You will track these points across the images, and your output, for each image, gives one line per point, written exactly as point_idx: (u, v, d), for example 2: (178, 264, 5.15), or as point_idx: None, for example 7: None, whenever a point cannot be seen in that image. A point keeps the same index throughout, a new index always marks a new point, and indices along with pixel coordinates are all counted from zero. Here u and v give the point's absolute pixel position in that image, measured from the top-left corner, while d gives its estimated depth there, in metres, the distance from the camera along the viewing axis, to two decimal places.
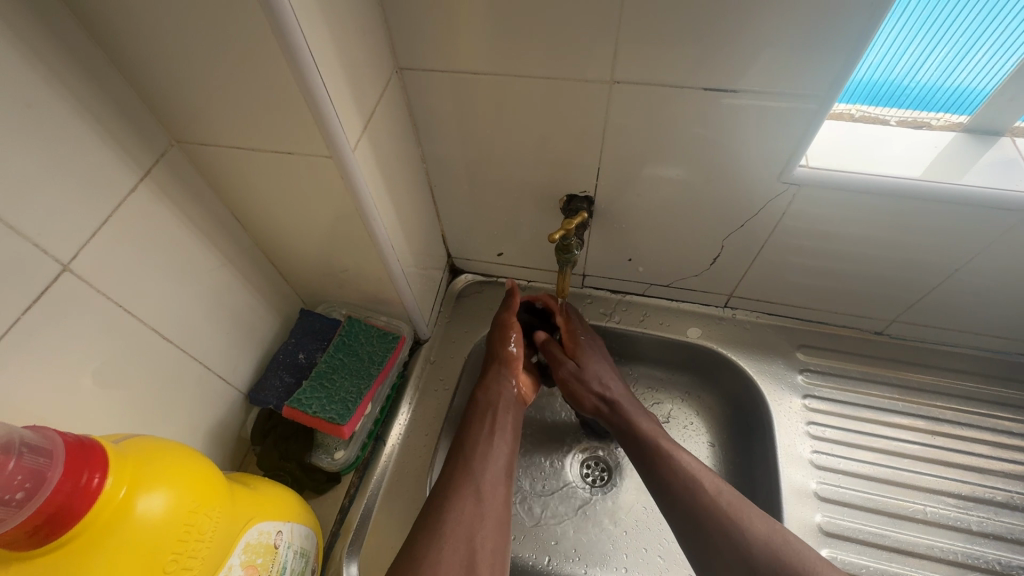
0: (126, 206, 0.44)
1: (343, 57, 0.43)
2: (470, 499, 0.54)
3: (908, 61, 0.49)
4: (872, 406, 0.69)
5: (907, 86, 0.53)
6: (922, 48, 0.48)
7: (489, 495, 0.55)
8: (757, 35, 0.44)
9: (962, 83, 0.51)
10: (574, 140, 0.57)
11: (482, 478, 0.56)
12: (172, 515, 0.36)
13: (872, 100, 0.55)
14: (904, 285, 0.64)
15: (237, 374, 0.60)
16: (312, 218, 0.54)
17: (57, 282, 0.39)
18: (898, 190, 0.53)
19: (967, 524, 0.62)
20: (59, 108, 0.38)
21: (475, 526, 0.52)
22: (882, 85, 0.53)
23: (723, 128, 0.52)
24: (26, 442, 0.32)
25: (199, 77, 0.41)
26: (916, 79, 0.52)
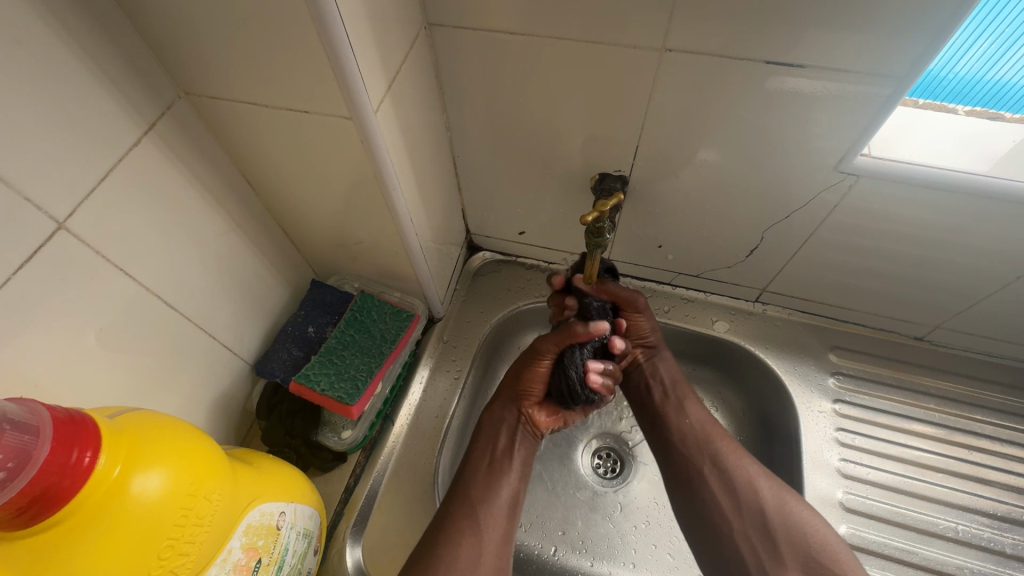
0: (127, 162, 0.40)
1: (371, 9, 0.39)
2: (468, 539, 0.53)
3: (947, 52, 0.44)
4: (905, 415, 0.65)
5: (945, 77, 0.48)
6: (964, 39, 0.43)
7: (490, 525, 0.54)
8: (838, 5, 0.39)
9: (1006, 77, 0.46)
10: (614, 114, 0.52)
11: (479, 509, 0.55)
12: (170, 496, 0.34)
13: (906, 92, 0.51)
14: (955, 291, 0.59)
15: (243, 344, 0.57)
16: (328, 184, 0.50)
17: (50, 241, 0.36)
18: (966, 188, 0.48)
19: (1000, 545, 0.59)
20: (54, 47, 0.34)
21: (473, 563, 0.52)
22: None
23: (779, 109, 0.47)
24: (9, 417, 0.29)
25: (208, 20, 0.37)
26: (953, 70, 0.46)
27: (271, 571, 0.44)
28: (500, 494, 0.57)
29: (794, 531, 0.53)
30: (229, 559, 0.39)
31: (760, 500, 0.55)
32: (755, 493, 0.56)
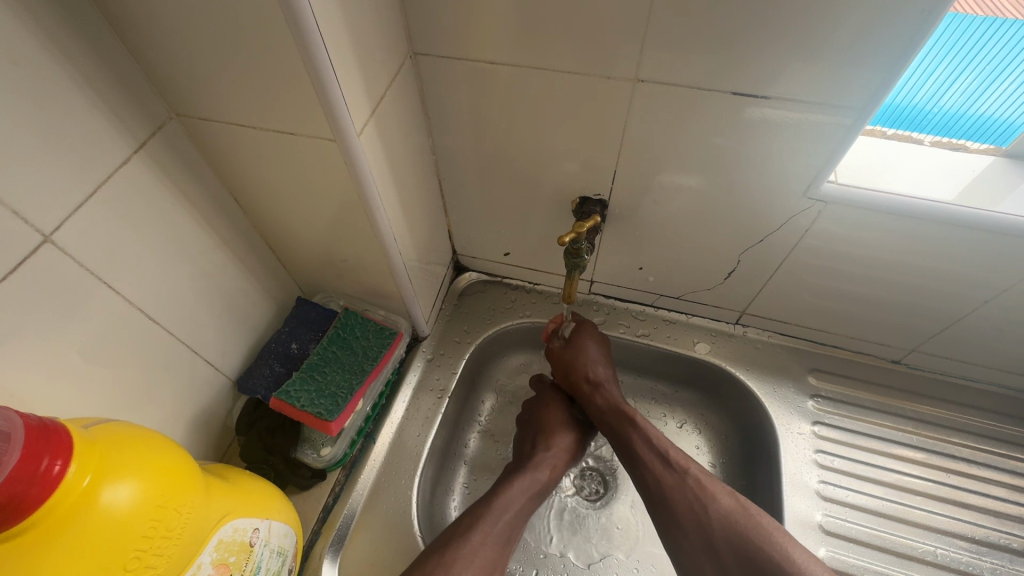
0: (116, 179, 0.42)
1: (356, 39, 0.41)
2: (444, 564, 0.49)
3: (933, 85, 0.48)
4: (882, 437, 0.66)
5: (931, 110, 0.51)
6: (947, 73, 0.46)
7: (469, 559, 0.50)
8: (792, 41, 0.41)
9: (989, 111, 0.49)
10: (592, 139, 0.54)
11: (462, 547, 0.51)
12: (140, 508, 0.34)
13: (893, 122, 0.54)
14: (925, 315, 0.61)
15: (226, 360, 0.58)
16: (313, 204, 0.52)
17: (36, 254, 0.37)
18: (932, 213, 0.50)
19: (978, 569, 0.59)
20: (50, 70, 0.36)
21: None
22: (900, 107, 0.52)
23: (744, 137, 0.49)
24: None
25: (198, 45, 0.39)
26: (939, 104, 0.50)
27: None
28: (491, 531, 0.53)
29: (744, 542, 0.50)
30: (198, 575, 0.39)
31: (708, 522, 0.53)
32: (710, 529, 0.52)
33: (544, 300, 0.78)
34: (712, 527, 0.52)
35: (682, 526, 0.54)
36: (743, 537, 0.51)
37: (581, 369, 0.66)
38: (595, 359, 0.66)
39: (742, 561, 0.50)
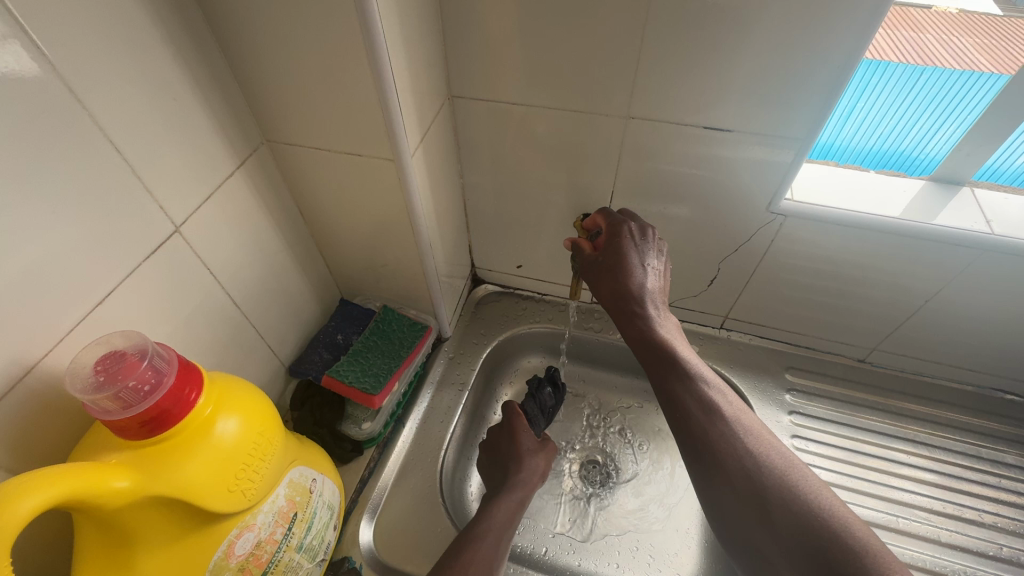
0: (223, 187, 0.53)
1: (414, 84, 0.53)
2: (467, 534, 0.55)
3: (920, 131, 0.60)
4: (851, 424, 0.75)
5: (918, 153, 0.63)
6: (930, 121, 0.59)
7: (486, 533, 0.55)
8: (749, 88, 0.54)
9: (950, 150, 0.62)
10: (594, 165, 0.66)
11: (481, 523, 0.56)
12: (243, 438, 0.42)
13: (886, 166, 0.65)
14: (881, 314, 0.71)
15: (282, 347, 0.67)
16: (365, 214, 0.63)
17: (168, 240, 0.48)
18: (871, 224, 0.61)
19: (937, 535, 0.66)
20: (191, 104, 0.48)
21: (470, 546, 0.53)
22: (890, 153, 0.64)
23: (717, 164, 0.61)
24: (156, 352, 0.40)
25: (296, 86, 0.51)
26: (926, 147, 0.62)
27: (303, 528, 0.52)
28: (500, 516, 0.58)
29: (793, 492, 0.45)
30: (275, 503, 0.47)
31: (758, 467, 0.47)
32: (759, 479, 0.46)
33: (551, 307, 0.88)
34: (757, 477, 0.46)
35: (729, 475, 0.47)
36: (763, 475, 0.46)
37: (619, 278, 0.57)
38: (640, 267, 0.57)
39: (794, 518, 0.43)
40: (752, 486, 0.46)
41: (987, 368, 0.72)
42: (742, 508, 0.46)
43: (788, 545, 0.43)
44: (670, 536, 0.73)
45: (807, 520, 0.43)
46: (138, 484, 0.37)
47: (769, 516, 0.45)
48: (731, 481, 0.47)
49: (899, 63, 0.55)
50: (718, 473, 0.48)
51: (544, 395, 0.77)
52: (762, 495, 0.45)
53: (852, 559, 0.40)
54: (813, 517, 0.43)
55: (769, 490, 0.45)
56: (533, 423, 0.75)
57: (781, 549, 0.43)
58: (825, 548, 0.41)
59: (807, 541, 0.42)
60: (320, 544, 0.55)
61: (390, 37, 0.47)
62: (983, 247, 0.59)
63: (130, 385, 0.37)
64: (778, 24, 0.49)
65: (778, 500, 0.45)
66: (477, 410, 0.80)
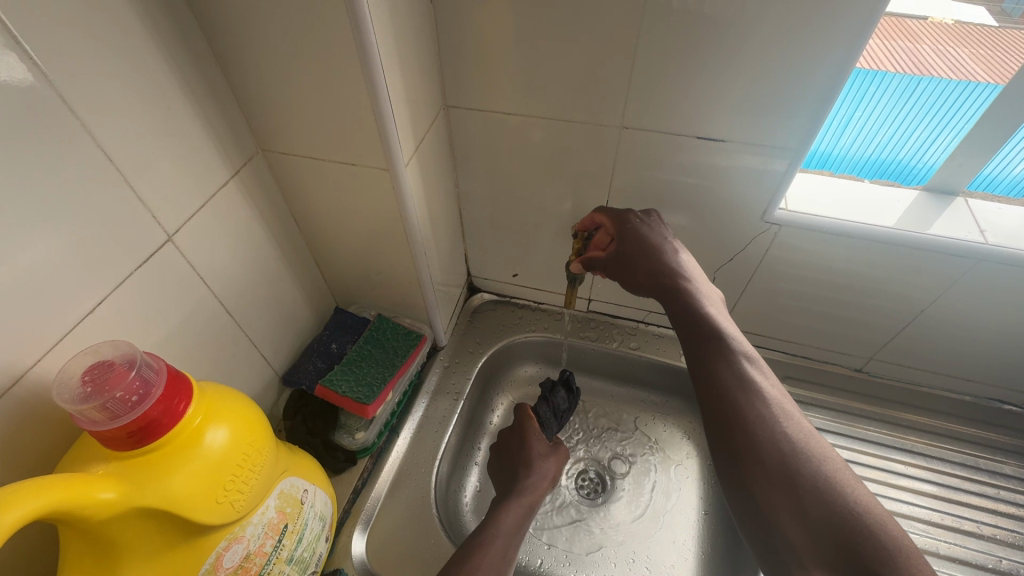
0: (217, 196, 0.53)
1: (408, 95, 0.54)
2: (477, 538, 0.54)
3: (917, 141, 0.61)
4: (849, 435, 0.74)
5: (916, 163, 0.63)
6: (927, 130, 0.59)
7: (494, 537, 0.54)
8: (742, 98, 0.54)
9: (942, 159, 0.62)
10: (589, 174, 0.66)
11: (490, 527, 0.55)
12: (233, 449, 0.42)
13: (885, 175, 0.65)
14: (877, 324, 0.71)
15: (276, 356, 0.67)
16: (360, 223, 0.63)
17: (161, 249, 0.48)
18: (866, 234, 0.61)
19: (936, 547, 0.66)
20: (186, 114, 0.48)
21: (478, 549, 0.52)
22: (889, 162, 0.64)
23: (711, 173, 0.61)
24: (145, 362, 0.40)
25: (291, 95, 0.51)
26: (924, 157, 0.62)
27: (293, 540, 0.51)
28: (509, 520, 0.57)
29: (826, 483, 0.43)
30: (265, 515, 0.47)
31: (793, 454, 0.45)
32: (794, 468, 0.44)
33: (548, 316, 0.88)
34: (792, 464, 0.44)
35: (764, 462, 0.45)
36: (799, 459, 0.44)
37: (648, 257, 0.58)
38: (671, 248, 0.59)
39: (828, 511, 0.41)
40: (786, 471, 0.44)
41: (984, 377, 0.72)
42: (771, 494, 0.44)
43: (817, 533, 0.41)
44: (667, 548, 0.73)
45: (842, 510, 0.41)
46: (124, 495, 0.36)
47: (802, 502, 0.42)
48: (764, 464, 0.45)
49: (895, 73, 0.55)
50: (748, 461, 0.45)
51: (557, 398, 0.76)
52: (794, 482, 0.43)
53: (885, 555, 0.38)
54: (846, 512, 0.41)
55: (804, 475, 0.43)
56: (544, 426, 0.74)
57: (808, 538, 0.41)
58: (857, 537, 0.39)
59: (836, 531, 0.40)
60: (311, 556, 0.54)
61: (384, 48, 0.47)
62: (978, 257, 0.59)
63: (117, 396, 0.37)
64: (769, 36, 0.49)
65: (810, 487, 0.43)
66: (473, 420, 0.80)
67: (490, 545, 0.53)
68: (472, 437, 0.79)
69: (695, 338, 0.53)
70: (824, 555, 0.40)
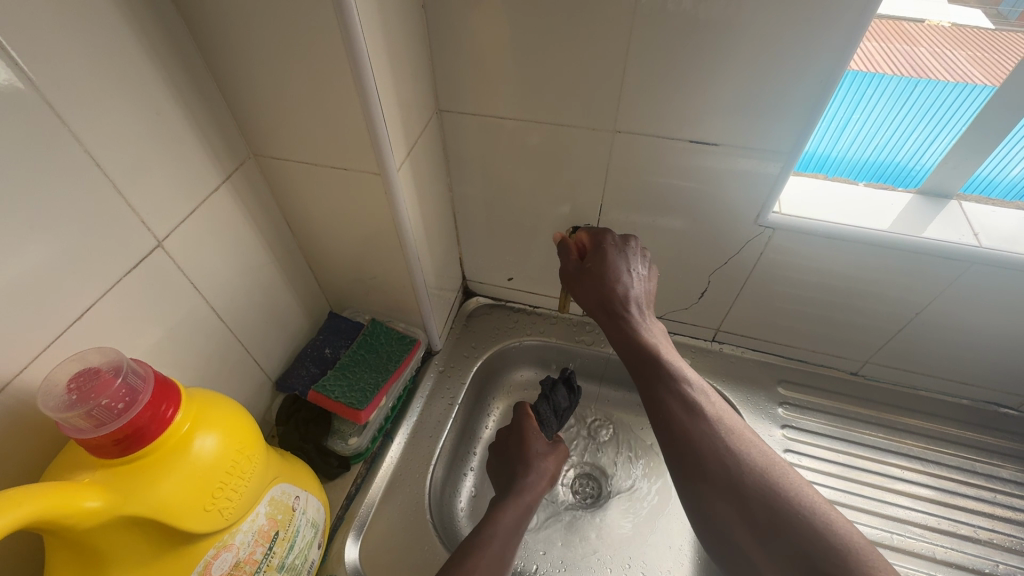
0: (209, 201, 0.53)
1: (400, 99, 0.54)
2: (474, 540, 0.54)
3: (914, 144, 0.60)
4: (845, 439, 0.74)
5: (913, 165, 0.63)
6: (924, 132, 0.59)
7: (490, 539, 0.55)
8: (734, 102, 0.54)
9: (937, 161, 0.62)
10: (582, 178, 0.66)
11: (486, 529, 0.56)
12: (222, 455, 0.42)
13: (880, 178, 0.65)
14: (872, 327, 0.71)
15: (269, 361, 0.67)
16: (353, 227, 0.63)
17: (151, 254, 0.48)
18: (860, 237, 0.61)
19: (931, 552, 0.66)
20: (176, 119, 0.48)
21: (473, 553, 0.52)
22: (885, 164, 0.64)
23: (704, 177, 0.61)
24: (132, 369, 0.39)
25: (282, 101, 0.51)
26: (920, 159, 0.62)
27: (285, 546, 0.51)
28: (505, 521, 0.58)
29: (772, 491, 0.43)
30: (255, 522, 0.46)
31: (738, 467, 0.45)
32: (741, 480, 0.44)
33: (543, 320, 0.88)
34: (738, 476, 0.45)
35: (712, 479, 0.46)
36: (744, 473, 0.45)
37: (604, 285, 0.56)
38: (626, 272, 0.57)
39: (776, 519, 0.42)
40: (733, 485, 0.45)
41: (980, 380, 0.72)
42: (723, 507, 0.45)
43: (766, 539, 0.42)
44: (663, 553, 0.72)
45: (787, 514, 0.42)
46: (110, 504, 0.36)
47: (747, 509, 0.44)
48: (712, 480, 0.46)
49: (892, 75, 0.55)
50: (697, 478, 0.46)
51: (557, 396, 0.76)
52: (742, 495, 0.44)
53: (836, 554, 0.39)
54: (793, 520, 0.41)
55: (747, 483, 0.44)
56: (544, 424, 0.73)
57: (758, 545, 0.43)
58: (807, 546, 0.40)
59: (783, 537, 0.41)
60: (303, 563, 0.54)
61: (373, 53, 0.47)
62: (971, 260, 0.58)
63: (103, 403, 0.37)
64: (760, 40, 0.49)
65: (757, 497, 0.43)
66: (468, 424, 0.80)
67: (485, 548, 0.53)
68: (468, 441, 0.79)
69: (635, 364, 0.53)
70: (775, 559, 0.41)
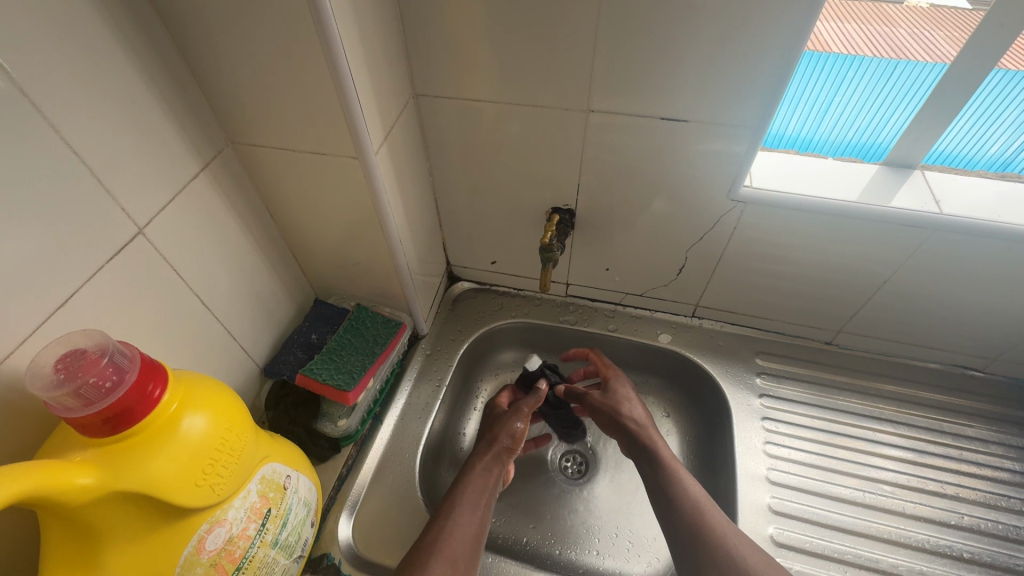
0: (187, 189, 0.53)
1: (374, 84, 0.54)
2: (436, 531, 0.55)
3: (889, 121, 0.63)
4: (820, 404, 0.77)
5: (885, 140, 0.65)
6: (896, 111, 0.61)
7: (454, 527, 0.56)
8: (701, 79, 0.55)
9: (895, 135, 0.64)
10: (559, 159, 0.67)
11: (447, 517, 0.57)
12: (211, 433, 0.43)
13: (856, 154, 0.67)
14: (844, 296, 0.73)
15: (256, 348, 0.68)
16: (334, 214, 0.64)
17: (132, 242, 0.48)
18: (829, 208, 0.62)
19: (901, 507, 0.69)
20: (151, 107, 0.48)
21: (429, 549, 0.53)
22: (862, 142, 0.66)
23: (677, 153, 0.62)
24: (119, 350, 0.40)
25: (258, 88, 0.52)
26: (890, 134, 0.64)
27: (277, 524, 0.52)
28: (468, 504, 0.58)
29: None
30: (247, 499, 0.48)
31: None
32: None
33: (527, 302, 0.89)
34: None
35: None
36: None
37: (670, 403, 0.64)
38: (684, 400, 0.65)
39: None
40: None
41: (947, 344, 0.75)
42: None
43: None
44: (648, 522, 0.74)
45: None
46: (103, 480, 0.37)
47: None
48: None
49: (873, 57, 0.57)
50: None
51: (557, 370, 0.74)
52: None
53: None
54: None
55: None
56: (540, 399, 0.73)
57: None
58: None
59: None
60: (297, 541, 0.55)
61: (346, 38, 0.48)
62: (934, 226, 0.61)
63: (90, 382, 0.38)
64: (725, 17, 0.50)
65: None
66: (456, 406, 0.81)
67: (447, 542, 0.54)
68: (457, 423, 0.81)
69: None
70: None
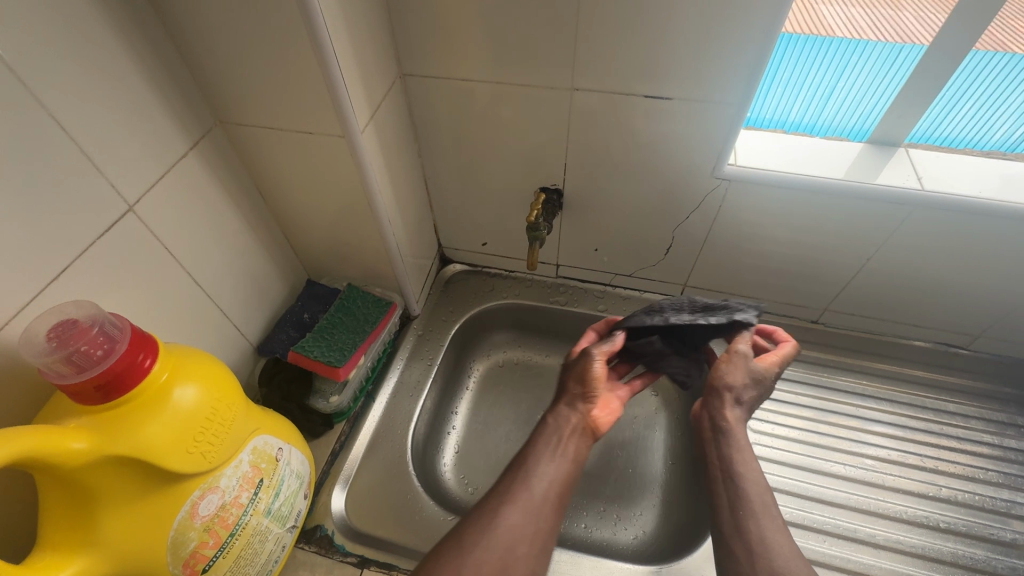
0: (176, 168, 0.54)
1: (359, 63, 0.55)
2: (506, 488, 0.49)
3: (868, 100, 0.63)
4: (805, 381, 0.78)
5: (866, 119, 0.65)
6: (877, 90, 0.62)
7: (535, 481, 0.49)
8: (683, 57, 0.56)
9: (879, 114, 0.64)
10: (546, 139, 0.68)
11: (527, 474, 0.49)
12: (201, 403, 0.44)
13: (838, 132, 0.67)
14: (829, 274, 0.74)
15: (249, 327, 0.69)
16: (324, 194, 0.65)
17: (122, 219, 0.49)
18: (811, 185, 0.63)
19: (881, 479, 0.70)
20: (138, 85, 0.49)
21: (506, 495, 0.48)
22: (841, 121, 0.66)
23: (662, 132, 0.63)
24: (110, 321, 0.42)
25: (244, 66, 0.52)
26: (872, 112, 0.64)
27: (270, 493, 0.53)
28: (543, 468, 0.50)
29: None
30: (238, 468, 0.49)
31: None
32: None
33: (518, 283, 0.90)
34: None
35: None
36: None
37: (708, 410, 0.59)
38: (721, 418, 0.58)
39: None
40: None
41: (931, 322, 0.76)
42: None
43: None
44: (635, 496, 0.76)
45: None
46: (95, 445, 0.39)
47: None
48: None
49: (877, 42, 0.58)
50: None
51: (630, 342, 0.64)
52: None
53: None
54: None
55: None
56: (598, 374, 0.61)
57: None
58: None
59: None
60: (289, 513, 0.57)
61: (329, 16, 0.48)
62: (914, 203, 0.61)
63: (82, 349, 0.39)
64: None
65: None
66: (449, 385, 0.83)
67: (527, 498, 0.47)
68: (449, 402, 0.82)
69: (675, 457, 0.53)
70: None
